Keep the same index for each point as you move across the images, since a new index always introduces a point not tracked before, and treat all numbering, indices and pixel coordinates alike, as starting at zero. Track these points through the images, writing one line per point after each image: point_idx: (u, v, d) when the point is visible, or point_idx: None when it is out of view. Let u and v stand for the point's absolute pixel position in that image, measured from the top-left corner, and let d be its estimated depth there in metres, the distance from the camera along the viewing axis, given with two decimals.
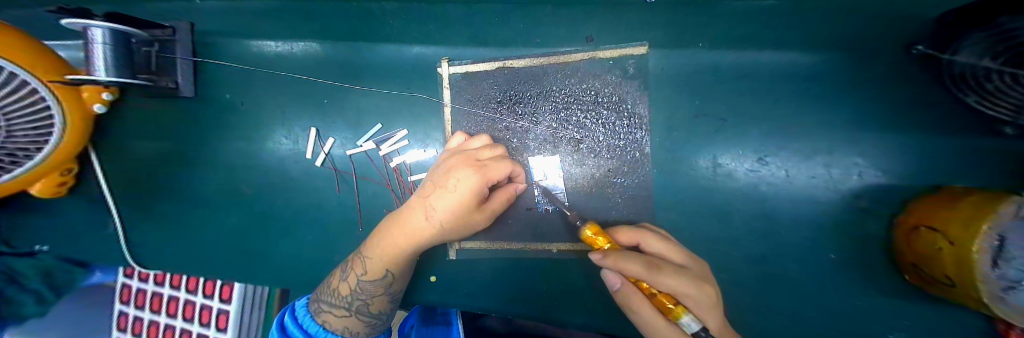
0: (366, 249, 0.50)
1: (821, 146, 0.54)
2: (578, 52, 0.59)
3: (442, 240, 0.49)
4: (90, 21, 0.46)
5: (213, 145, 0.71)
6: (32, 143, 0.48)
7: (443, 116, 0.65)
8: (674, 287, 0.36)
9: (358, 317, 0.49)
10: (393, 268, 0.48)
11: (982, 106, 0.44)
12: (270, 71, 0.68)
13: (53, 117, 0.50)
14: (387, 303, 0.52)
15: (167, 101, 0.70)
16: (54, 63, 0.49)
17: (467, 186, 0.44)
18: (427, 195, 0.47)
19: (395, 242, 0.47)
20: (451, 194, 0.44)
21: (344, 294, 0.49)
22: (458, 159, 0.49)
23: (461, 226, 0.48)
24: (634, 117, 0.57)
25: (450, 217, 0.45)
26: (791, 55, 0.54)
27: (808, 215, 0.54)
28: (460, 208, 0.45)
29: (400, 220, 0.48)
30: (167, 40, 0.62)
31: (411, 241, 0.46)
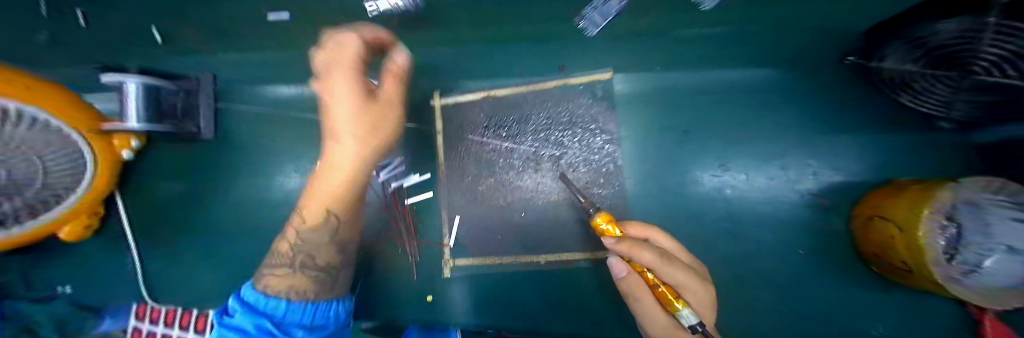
0: (302, 195, 0.47)
1: (778, 149, 0.59)
2: (553, 79, 0.66)
3: (373, 151, 0.41)
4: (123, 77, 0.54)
5: (227, 181, 0.78)
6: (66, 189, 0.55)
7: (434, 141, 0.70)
8: (679, 279, 0.39)
9: (299, 272, 0.44)
10: (330, 209, 0.44)
11: (915, 104, 0.51)
12: (281, 111, 0.77)
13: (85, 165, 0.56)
14: (333, 253, 0.46)
15: (188, 143, 0.78)
16: (93, 116, 0.57)
17: (335, 84, 0.36)
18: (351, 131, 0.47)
19: (324, 173, 0.43)
20: (340, 92, 0.36)
21: (281, 255, 0.46)
22: (326, 80, 0.42)
23: (375, 129, 0.40)
24: (606, 133, 0.64)
25: (350, 124, 0.38)
26: (741, 72, 0.60)
27: (776, 214, 0.57)
28: (358, 109, 0.37)
29: (326, 158, 0.43)
30: (192, 90, 0.70)
31: (344, 176, 0.44)
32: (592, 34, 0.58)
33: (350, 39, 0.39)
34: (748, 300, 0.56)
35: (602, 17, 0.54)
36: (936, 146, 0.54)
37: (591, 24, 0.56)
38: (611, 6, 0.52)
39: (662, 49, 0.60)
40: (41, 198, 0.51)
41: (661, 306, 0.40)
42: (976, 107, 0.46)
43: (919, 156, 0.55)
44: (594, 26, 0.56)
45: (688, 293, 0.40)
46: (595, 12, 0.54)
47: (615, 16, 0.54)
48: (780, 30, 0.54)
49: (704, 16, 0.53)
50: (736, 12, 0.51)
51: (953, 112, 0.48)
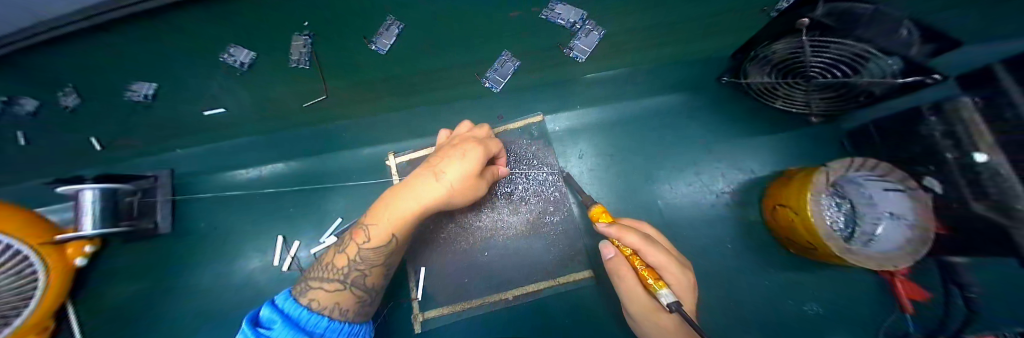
0: (376, 212, 0.49)
1: (688, 159, 0.69)
2: (495, 127, 0.74)
3: (449, 205, 0.49)
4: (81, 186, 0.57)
5: (189, 272, 0.77)
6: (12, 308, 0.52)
7: None
8: (660, 260, 0.38)
9: (353, 291, 0.47)
10: (400, 235, 0.48)
11: (787, 106, 0.60)
12: (243, 194, 0.79)
13: (38, 277, 0.56)
14: (383, 276, 0.51)
15: (146, 240, 0.77)
16: (42, 229, 0.58)
17: (474, 159, 0.46)
18: (435, 163, 0.49)
19: (405, 205, 0.46)
20: (460, 162, 0.46)
21: (342, 265, 0.48)
22: (456, 140, 0.52)
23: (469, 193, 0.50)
24: (548, 166, 0.70)
25: (462, 185, 0.47)
26: (644, 100, 0.72)
27: (702, 215, 0.65)
28: (466, 179, 0.47)
29: (408, 186, 0.48)
30: (150, 187, 0.73)
31: (417, 202, 0.46)
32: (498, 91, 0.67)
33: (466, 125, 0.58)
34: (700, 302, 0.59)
35: (501, 76, 0.65)
36: (810, 139, 0.65)
37: (494, 82, 0.66)
38: (506, 68, 0.64)
39: (576, 92, 0.71)
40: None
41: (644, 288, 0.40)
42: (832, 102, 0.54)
43: (800, 148, 0.66)
44: (498, 83, 0.66)
45: (669, 273, 0.38)
46: (494, 73, 0.65)
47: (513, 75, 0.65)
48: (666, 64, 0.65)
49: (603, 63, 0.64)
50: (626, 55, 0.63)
51: (816, 108, 0.57)
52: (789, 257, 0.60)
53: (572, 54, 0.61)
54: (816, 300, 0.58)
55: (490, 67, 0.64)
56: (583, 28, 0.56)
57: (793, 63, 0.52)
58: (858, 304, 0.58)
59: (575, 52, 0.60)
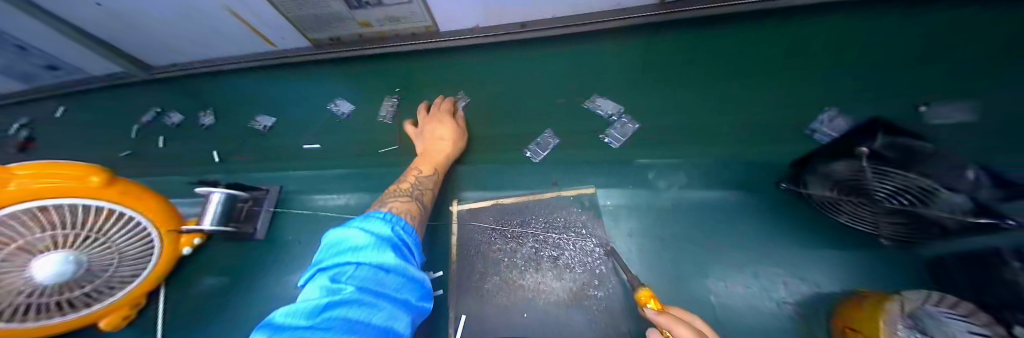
0: (420, 163, 0.82)
1: (748, 257, 0.68)
2: (549, 191, 0.84)
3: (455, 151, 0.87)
4: (213, 189, 0.75)
5: (262, 277, 0.87)
6: (128, 273, 0.70)
7: (452, 236, 0.82)
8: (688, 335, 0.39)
9: (416, 202, 0.71)
10: (439, 167, 0.82)
11: (852, 223, 0.63)
12: (325, 216, 0.92)
13: (151, 256, 0.73)
14: (432, 196, 0.77)
15: (242, 241, 0.92)
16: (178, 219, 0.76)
17: (444, 118, 0.90)
18: (433, 124, 0.90)
19: (434, 145, 0.85)
20: (443, 125, 0.89)
21: (407, 188, 0.74)
22: (433, 110, 0.95)
23: (459, 135, 0.89)
24: (596, 237, 0.76)
25: (454, 134, 0.88)
26: (698, 191, 0.76)
27: (767, 323, 0.60)
28: (450, 129, 0.88)
29: (427, 139, 0.88)
30: (259, 197, 0.93)
31: (438, 148, 0.84)
32: (536, 160, 0.89)
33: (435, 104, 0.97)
34: None
35: (542, 149, 0.89)
36: (882, 258, 0.63)
37: (536, 154, 0.89)
38: (546, 143, 0.89)
39: (620, 172, 0.82)
40: (108, 279, 0.66)
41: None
42: (897, 231, 0.56)
43: (873, 265, 0.62)
44: (538, 155, 0.89)
45: None
46: (537, 147, 0.90)
47: (551, 149, 0.89)
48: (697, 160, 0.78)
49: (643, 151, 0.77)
50: None
51: (884, 232, 0.59)
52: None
53: (609, 140, 0.86)
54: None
55: (534, 142, 0.91)
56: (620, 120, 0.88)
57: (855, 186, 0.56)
58: None
59: (614, 137, 0.86)
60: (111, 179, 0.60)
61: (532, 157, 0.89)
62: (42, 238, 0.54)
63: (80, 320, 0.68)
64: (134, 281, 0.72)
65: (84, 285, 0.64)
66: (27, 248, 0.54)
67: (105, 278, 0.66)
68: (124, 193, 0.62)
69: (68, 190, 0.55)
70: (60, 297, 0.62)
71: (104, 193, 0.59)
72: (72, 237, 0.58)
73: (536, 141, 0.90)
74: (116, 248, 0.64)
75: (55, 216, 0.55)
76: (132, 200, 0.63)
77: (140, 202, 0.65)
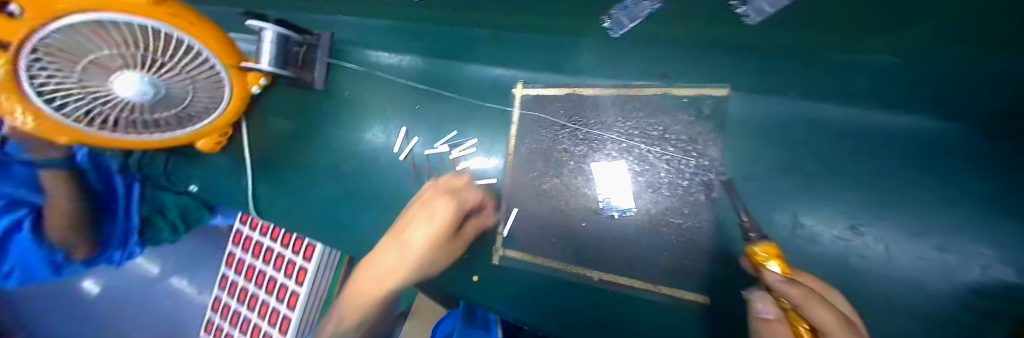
0: (381, 256, 0.56)
1: (939, 226, 0.48)
2: (653, 86, 0.62)
3: (427, 270, 0.59)
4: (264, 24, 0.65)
5: (325, 129, 0.88)
6: (206, 106, 0.67)
7: (512, 118, 0.71)
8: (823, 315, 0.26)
9: None
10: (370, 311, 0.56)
11: None
12: (380, 75, 0.83)
13: (223, 88, 0.67)
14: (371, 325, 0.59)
15: (301, 90, 0.89)
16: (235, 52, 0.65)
17: (443, 215, 0.54)
18: (404, 232, 0.56)
19: (374, 282, 0.55)
20: (427, 223, 0.54)
21: (344, 324, 0.54)
22: (430, 192, 0.61)
23: (439, 251, 0.59)
24: (702, 157, 0.57)
25: (432, 252, 0.56)
26: (904, 118, 0.50)
27: (911, 302, 0.48)
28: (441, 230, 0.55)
29: (398, 235, 0.56)
30: (312, 44, 0.81)
31: (392, 280, 0.54)
32: (617, 35, 0.59)
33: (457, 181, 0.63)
34: None
35: (629, 18, 0.56)
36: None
37: (617, 25, 0.57)
38: (639, 9, 0.54)
39: (783, 75, 0.54)
40: (187, 109, 0.63)
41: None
42: None
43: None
44: (620, 27, 0.57)
45: None
46: (623, 13, 0.56)
47: (643, 19, 0.56)
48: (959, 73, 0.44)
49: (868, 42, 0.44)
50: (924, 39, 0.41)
51: None
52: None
53: (739, 10, 0.48)
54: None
55: (620, 4, 0.55)
56: None
57: None
58: None
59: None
60: None
61: (610, 30, 0.59)
62: (110, 56, 0.45)
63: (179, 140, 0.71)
64: (213, 114, 0.71)
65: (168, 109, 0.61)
66: (102, 65, 0.46)
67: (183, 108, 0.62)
68: (179, 17, 0.50)
69: (115, 4, 0.42)
70: (155, 117, 0.61)
71: (162, 14, 0.47)
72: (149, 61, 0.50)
73: (624, 1, 0.54)
74: (187, 75, 0.57)
75: (121, 32, 0.45)
76: (187, 26, 0.51)
77: (192, 28, 0.52)
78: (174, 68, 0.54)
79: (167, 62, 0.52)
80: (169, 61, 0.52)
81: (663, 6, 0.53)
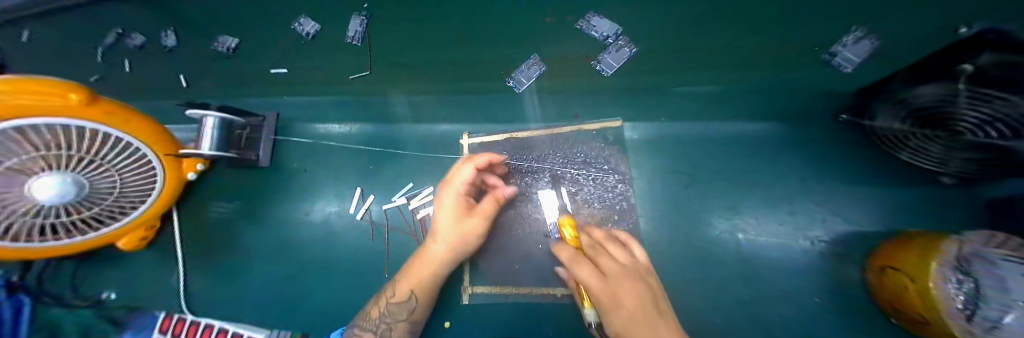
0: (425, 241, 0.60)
1: (780, 196, 0.68)
2: (569, 124, 0.77)
3: (455, 256, 0.58)
4: (207, 112, 0.68)
5: (274, 202, 0.87)
6: (134, 200, 0.64)
7: None
8: (581, 272, 0.43)
9: None
10: (418, 291, 0.57)
11: (917, 160, 0.58)
12: (332, 144, 0.87)
13: (156, 182, 0.67)
14: (406, 330, 0.57)
15: (247, 168, 0.89)
16: (170, 141, 0.66)
17: (451, 200, 0.58)
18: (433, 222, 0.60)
19: (416, 265, 0.58)
20: (443, 211, 0.58)
21: (374, 318, 0.56)
22: (444, 185, 0.63)
23: (464, 239, 0.57)
24: (617, 173, 0.72)
25: (453, 235, 0.57)
26: (736, 124, 0.72)
27: (785, 258, 0.64)
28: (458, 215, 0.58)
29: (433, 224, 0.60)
30: (257, 125, 0.84)
31: (431, 266, 0.57)
32: (519, 91, 0.77)
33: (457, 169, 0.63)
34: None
35: (525, 78, 0.75)
36: (910, 196, 0.62)
37: (518, 83, 0.76)
38: (531, 71, 0.75)
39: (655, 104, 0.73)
40: (110, 207, 0.60)
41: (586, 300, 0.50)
42: (970, 166, 0.52)
43: (903, 205, 0.62)
44: (520, 84, 0.76)
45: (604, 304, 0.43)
46: (520, 75, 0.75)
47: (536, 79, 0.76)
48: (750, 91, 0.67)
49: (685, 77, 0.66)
50: None
51: (950, 168, 0.55)
52: (869, 319, 0.57)
53: (598, 67, 0.72)
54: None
55: (517, 69, 0.75)
56: (617, 42, 0.70)
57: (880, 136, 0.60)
58: None
59: (838, 60, 0.61)
60: (92, 94, 0.49)
61: (514, 87, 0.77)
62: (32, 160, 0.45)
63: (93, 241, 0.65)
64: (141, 208, 0.67)
65: (86, 209, 0.57)
66: (22, 169, 0.45)
67: (106, 205, 0.59)
68: (115, 114, 0.53)
69: (41, 107, 0.43)
70: (64, 219, 0.56)
71: (97, 113, 0.50)
72: (74, 159, 0.49)
73: (519, 67, 0.74)
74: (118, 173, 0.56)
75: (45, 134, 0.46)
76: (125, 124, 0.54)
77: (121, 121, 0.54)
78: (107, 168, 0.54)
79: (98, 160, 0.52)
80: (100, 159, 0.52)
81: (547, 68, 0.75)
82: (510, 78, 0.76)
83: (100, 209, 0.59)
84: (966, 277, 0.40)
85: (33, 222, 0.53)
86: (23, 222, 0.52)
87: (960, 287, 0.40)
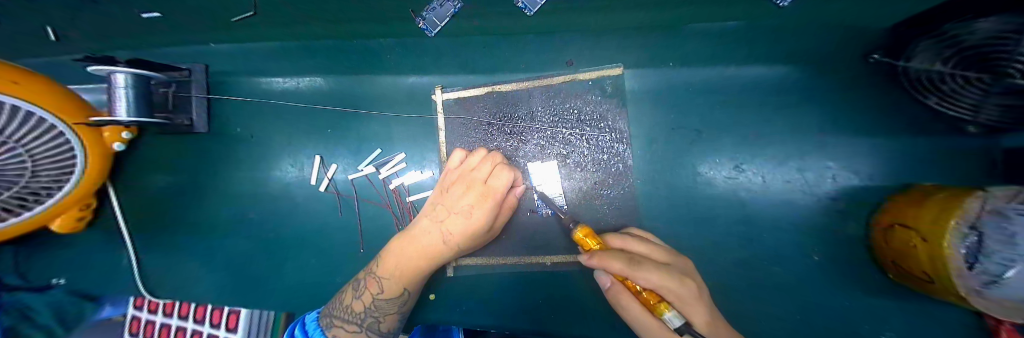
0: (421, 222, 0.55)
1: (789, 152, 0.63)
2: (562, 74, 0.66)
3: (454, 255, 0.55)
4: (114, 68, 0.50)
5: (224, 175, 0.75)
6: (53, 180, 0.51)
7: (437, 125, 0.69)
8: (653, 280, 0.38)
9: (369, 334, 0.53)
10: (409, 286, 0.53)
11: (943, 107, 0.51)
12: (280, 103, 0.73)
13: (75, 157, 0.53)
14: (397, 320, 0.55)
15: (185, 136, 0.75)
16: (76, 106, 0.52)
17: (483, 211, 0.53)
18: (442, 219, 0.54)
19: (412, 260, 0.52)
20: (467, 219, 0.53)
21: (358, 310, 0.53)
22: (462, 184, 0.56)
23: (474, 240, 0.56)
24: (615, 132, 0.64)
25: (466, 236, 0.53)
26: (751, 70, 0.63)
27: (784, 215, 0.62)
28: (484, 215, 0.53)
29: (438, 222, 0.54)
30: (184, 81, 0.66)
31: (426, 258, 0.53)
32: (434, 34, 0.62)
33: (478, 164, 0.58)
34: (750, 298, 0.60)
35: (438, 18, 0.58)
36: (924, 148, 0.58)
37: (431, 25, 0.59)
38: (444, 9, 0.57)
39: (663, 48, 0.63)
40: (26, 189, 0.48)
41: (649, 312, 0.39)
42: (1005, 113, 0.44)
43: (913, 157, 0.58)
44: (433, 26, 0.60)
45: (670, 293, 0.38)
46: (432, 14, 0.58)
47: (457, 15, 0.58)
48: (772, 28, 0.57)
49: (699, 14, 0.55)
50: (737, 5, 0.52)
51: (981, 116, 0.48)
52: (847, 272, 0.59)
53: (521, 4, 0.54)
54: (869, 321, 0.57)
55: (427, 5, 0.56)
56: None
57: (908, 79, 0.53)
58: (932, 333, 0.54)
59: None
60: None
61: (425, 30, 0.61)
62: None
63: (20, 228, 0.53)
64: (65, 187, 0.54)
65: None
66: None
67: (18, 188, 0.47)
68: None
69: None
70: None
71: None
72: None
73: (428, 2, 0.56)
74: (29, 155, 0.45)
75: None
76: (14, 88, 0.42)
77: (17, 89, 0.43)
78: (13, 147, 0.43)
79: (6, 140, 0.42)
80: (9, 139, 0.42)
81: (463, 6, 0.56)
82: (415, 19, 0.58)
83: (14, 192, 0.47)
84: (974, 231, 0.35)
85: None
86: None
87: (966, 241, 0.36)
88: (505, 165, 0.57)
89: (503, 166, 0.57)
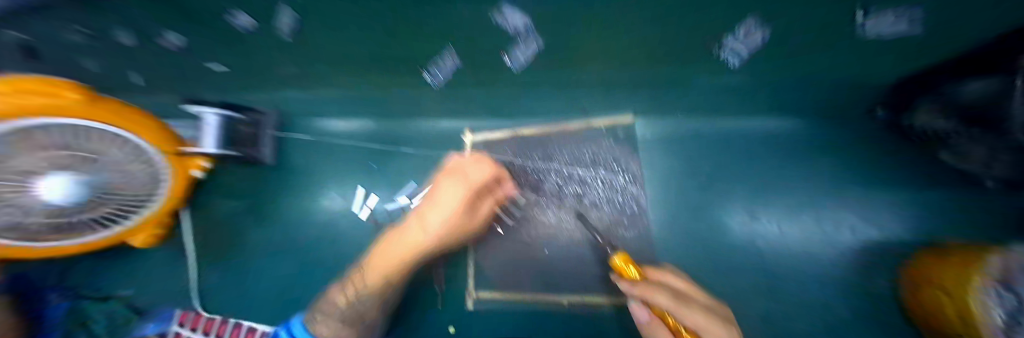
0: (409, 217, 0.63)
1: (801, 199, 0.65)
2: (578, 121, 0.74)
3: (435, 247, 0.61)
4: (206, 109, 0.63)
5: (280, 203, 0.87)
6: (143, 200, 0.62)
7: None
8: (696, 321, 0.40)
9: (354, 316, 0.60)
10: (392, 277, 0.60)
11: (953, 162, 0.54)
12: (334, 142, 0.86)
13: (162, 181, 0.63)
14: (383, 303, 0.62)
15: (251, 168, 0.88)
16: (174, 139, 0.63)
17: (458, 195, 0.57)
18: (424, 212, 0.59)
19: (396, 250, 0.59)
20: (441, 208, 0.57)
21: (347, 295, 0.62)
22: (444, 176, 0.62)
23: (455, 231, 0.61)
24: (627, 174, 0.70)
25: (444, 226, 0.58)
26: (756, 121, 0.68)
27: (805, 262, 0.62)
28: (461, 204, 0.58)
29: (420, 213, 0.60)
30: (258, 119, 0.78)
31: (406, 250, 0.59)
32: (437, 87, 0.66)
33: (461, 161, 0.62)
34: None
35: (444, 74, 0.63)
36: (944, 201, 0.58)
37: (436, 80, 0.64)
38: (450, 67, 0.61)
39: (672, 100, 0.69)
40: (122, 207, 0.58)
41: None
42: (1014, 172, 0.46)
43: (933, 209, 0.59)
44: (438, 81, 0.65)
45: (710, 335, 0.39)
46: (438, 71, 0.62)
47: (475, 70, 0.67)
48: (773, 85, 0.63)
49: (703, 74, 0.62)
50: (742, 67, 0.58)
51: (990, 173, 0.50)
52: (884, 329, 0.56)
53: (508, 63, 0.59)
54: None
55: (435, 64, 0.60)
56: (528, 34, 0.50)
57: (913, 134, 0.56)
58: None
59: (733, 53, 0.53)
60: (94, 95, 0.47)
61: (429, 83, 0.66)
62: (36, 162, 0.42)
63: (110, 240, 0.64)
64: (150, 206, 0.65)
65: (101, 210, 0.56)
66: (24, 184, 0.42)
67: (118, 207, 0.57)
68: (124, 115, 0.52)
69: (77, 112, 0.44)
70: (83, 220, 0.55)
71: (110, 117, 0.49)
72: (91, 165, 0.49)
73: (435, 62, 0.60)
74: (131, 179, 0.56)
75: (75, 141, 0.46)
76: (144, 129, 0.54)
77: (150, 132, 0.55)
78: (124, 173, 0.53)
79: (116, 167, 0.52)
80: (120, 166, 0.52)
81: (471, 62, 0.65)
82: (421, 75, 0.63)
83: (113, 210, 0.57)
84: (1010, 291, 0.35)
85: (43, 226, 0.52)
86: (33, 226, 0.51)
87: (998, 298, 0.36)
88: (485, 160, 0.63)
89: (484, 162, 0.62)
